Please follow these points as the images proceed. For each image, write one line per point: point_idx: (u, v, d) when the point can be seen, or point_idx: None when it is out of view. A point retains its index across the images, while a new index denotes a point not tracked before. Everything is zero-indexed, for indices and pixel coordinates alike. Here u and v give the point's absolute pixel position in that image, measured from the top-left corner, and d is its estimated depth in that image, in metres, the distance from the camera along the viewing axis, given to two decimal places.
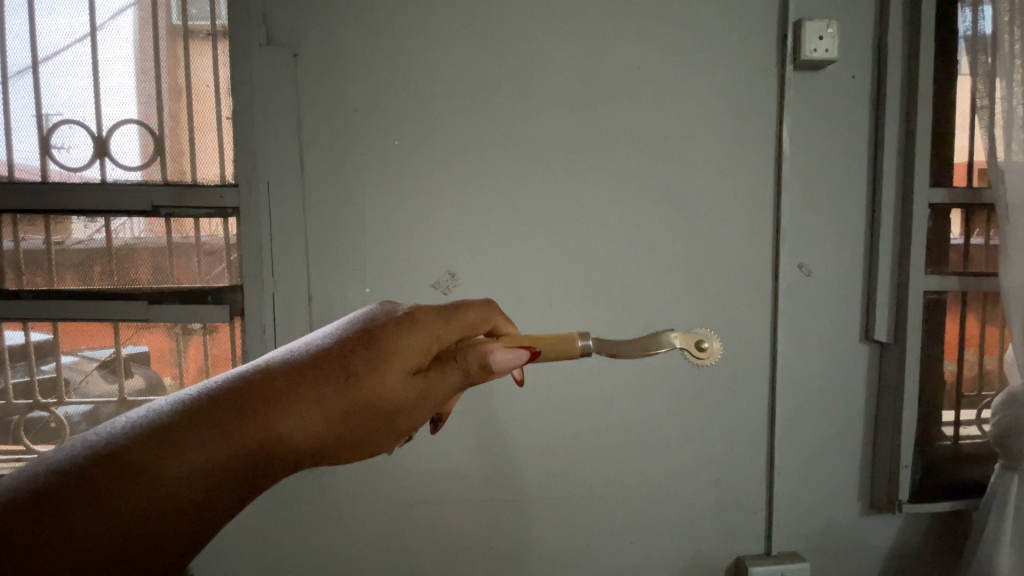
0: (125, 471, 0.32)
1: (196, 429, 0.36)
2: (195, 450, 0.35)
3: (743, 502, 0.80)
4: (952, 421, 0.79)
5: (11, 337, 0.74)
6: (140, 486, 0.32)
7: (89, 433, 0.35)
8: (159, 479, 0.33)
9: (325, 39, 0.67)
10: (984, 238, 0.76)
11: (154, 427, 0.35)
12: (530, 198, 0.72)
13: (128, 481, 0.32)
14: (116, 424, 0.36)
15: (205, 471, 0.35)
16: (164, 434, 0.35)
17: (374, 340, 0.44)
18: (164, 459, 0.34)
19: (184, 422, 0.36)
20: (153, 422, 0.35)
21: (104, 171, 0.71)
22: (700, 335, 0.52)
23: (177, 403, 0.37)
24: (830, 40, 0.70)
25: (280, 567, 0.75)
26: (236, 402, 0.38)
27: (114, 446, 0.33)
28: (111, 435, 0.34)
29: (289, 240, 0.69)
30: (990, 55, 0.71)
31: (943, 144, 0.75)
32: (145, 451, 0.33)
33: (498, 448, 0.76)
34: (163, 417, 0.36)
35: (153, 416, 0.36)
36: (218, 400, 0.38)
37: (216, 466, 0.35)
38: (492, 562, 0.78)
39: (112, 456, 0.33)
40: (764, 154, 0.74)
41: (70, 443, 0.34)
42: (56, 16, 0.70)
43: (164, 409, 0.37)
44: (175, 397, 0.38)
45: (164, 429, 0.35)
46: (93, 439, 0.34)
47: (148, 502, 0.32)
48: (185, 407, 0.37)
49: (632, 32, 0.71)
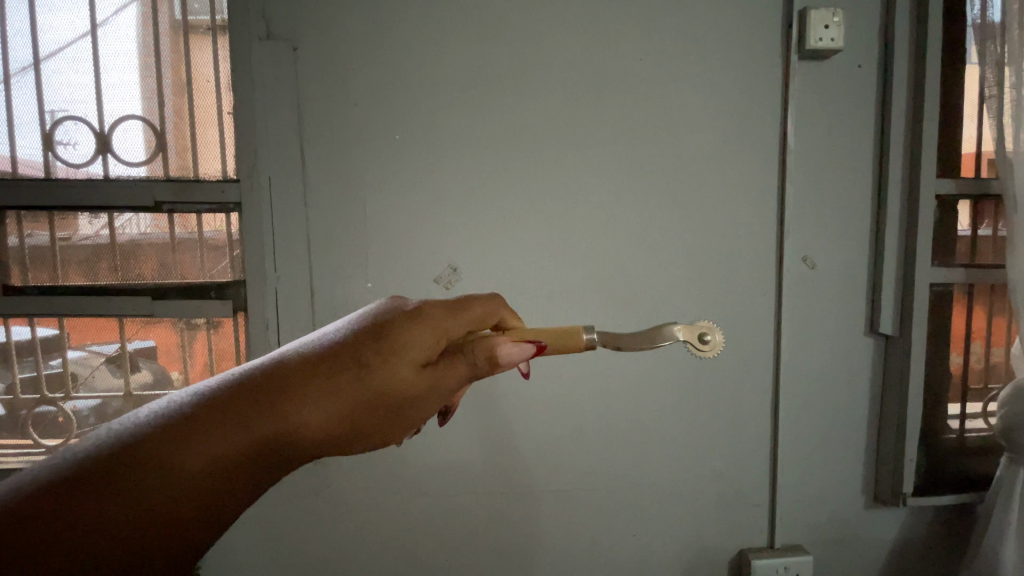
0: (143, 463, 0.33)
1: (214, 420, 0.36)
2: (212, 441, 0.35)
3: (745, 495, 0.80)
4: (958, 414, 0.79)
5: (18, 333, 0.74)
6: (158, 478, 0.33)
7: (112, 425, 0.36)
8: (178, 469, 0.33)
9: (326, 32, 0.67)
10: (992, 229, 0.75)
11: (174, 419, 0.35)
12: (532, 192, 0.72)
13: (148, 472, 0.33)
14: (139, 415, 0.36)
15: (224, 461, 0.35)
16: (183, 425, 0.35)
17: (384, 334, 0.44)
18: (184, 450, 0.34)
19: (201, 415, 0.36)
20: (173, 414, 0.36)
21: (107, 166, 0.71)
22: (703, 328, 0.52)
23: (195, 396, 0.38)
24: (837, 28, 0.69)
25: (284, 560, 0.76)
26: (253, 394, 0.38)
27: (134, 438, 0.34)
28: (133, 427, 0.35)
29: (292, 235, 0.69)
30: (999, 43, 0.70)
31: (951, 134, 0.74)
32: (168, 441, 0.34)
33: (502, 441, 0.76)
34: (182, 408, 0.36)
35: (173, 408, 0.37)
36: (234, 392, 0.38)
37: (234, 457, 0.36)
38: (495, 555, 0.79)
39: (134, 447, 0.33)
40: (769, 145, 0.73)
41: (94, 434, 0.35)
42: (57, 12, 0.70)
43: (183, 401, 0.37)
44: (195, 389, 0.39)
45: (183, 420, 0.35)
46: (118, 429, 0.35)
47: (166, 494, 0.33)
48: (204, 399, 0.37)
49: (633, 22, 0.70)
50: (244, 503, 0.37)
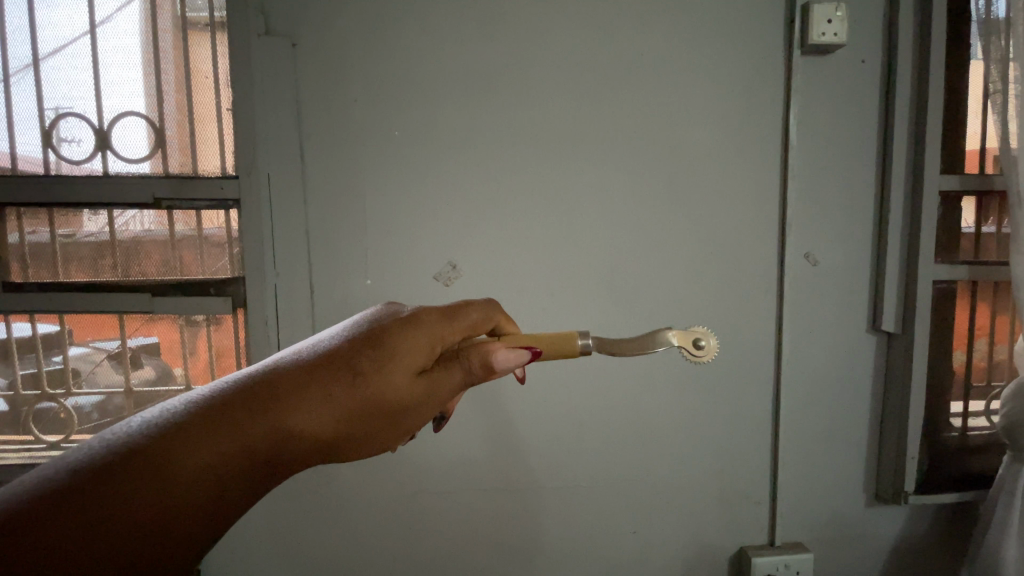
0: (138, 471, 0.33)
1: (208, 427, 0.36)
2: (207, 449, 0.35)
3: (746, 493, 0.79)
4: (960, 412, 0.78)
5: (19, 329, 0.74)
6: (152, 484, 0.33)
7: (107, 432, 0.36)
8: (172, 476, 0.33)
9: (325, 28, 0.67)
10: (996, 226, 0.75)
11: (170, 426, 0.36)
12: (531, 188, 0.71)
13: (142, 479, 0.33)
14: (134, 423, 0.36)
15: (218, 468, 0.35)
16: (178, 433, 0.35)
17: (379, 341, 0.44)
18: (179, 457, 0.34)
19: (197, 421, 0.36)
20: (167, 422, 0.36)
21: (106, 163, 0.71)
22: (698, 333, 0.52)
23: (190, 404, 0.38)
24: (840, 23, 0.68)
25: (283, 557, 0.76)
26: (248, 401, 0.38)
27: (128, 446, 0.34)
28: (128, 435, 0.35)
29: (291, 232, 0.69)
30: (1004, 38, 0.69)
31: (955, 129, 0.73)
32: (164, 448, 0.34)
33: (502, 439, 0.76)
34: (176, 416, 0.36)
35: (167, 416, 0.37)
36: (229, 398, 0.38)
37: (228, 464, 0.36)
38: (494, 552, 0.79)
39: (129, 453, 0.33)
40: (770, 141, 0.73)
41: (89, 442, 0.35)
42: (56, 8, 0.69)
43: (178, 408, 0.37)
44: (190, 396, 0.39)
45: (179, 426, 0.35)
46: (113, 436, 0.35)
47: (159, 501, 0.33)
48: (198, 406, 0.37)
49: (634, 17, 0.70)
50: (239, 511, 0.37)
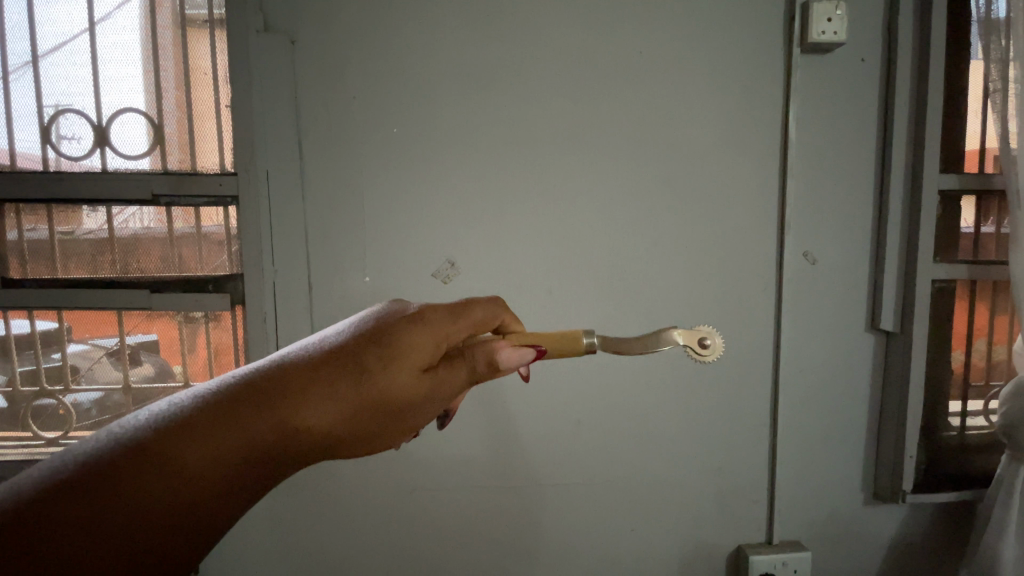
0: (146, 466, 0.33)
1: (216, 423, 0.36)
2: (214, 445, 0.35)
3: (744, 491, 0.79)
4: (959, 411, 0.78)
5: (19, 326, 0.74)
6: (161, 479, 0.33)
7: (114, 426, 0.36)
8: (180, 472, 0.33)
9: (325, 25, 0.67)
10: (995, 226, 0.75)
11: (176, 421, 0.36)
12: (530, 186, 0.71)
13: (150, 474, 0.33)
14: (142, 417, 0.36)
15: (224, 464, 0.35)
16: (185, 429, 0.35)
17: (384, 338, 0.44)
18: (187, 452, 0.34)
19: (202, 417, 0.36)
20: (174, 417, 0.36)
21: (104, 159, 0.71)
22: (703, 332, 0.52)
23: (196, 399, 0.38)
24: (840, 21, 0.68)
25: (281, 553, 0.76)
26: (254, 397, 0.38)
27: (136, 440, 0.34)
28: (135, 429, 0.35)
29: (290, 228, 0.69)
30: (1004, 38, 0.69)
31: (955, 129, 0.73)
32: (170, 444, 0.34)
33: (499, 437, 0.76)
34: (183, 411, 0.36)
35: (173, 411, 0.37)
36: (236, 394, 0.38)
37: (235, 460, 0.36)
38: (492, 549, 0.79)
39: (138, 448, 0.33)
40: (770, 140, 0.73)
41: (97, 436, 0.35)
42: (55, 4, 0.69)
43: (184, 403, 0.37)
44: (197, 391, 0.39)
45: (185, 423, 0.35)
46: (120, 431, 0.35)
47: (167, 496, 0.33)
48: (204, 402, 0.37)
49: (634, 15, 0.70)
50: (245, 506, 0.37)
